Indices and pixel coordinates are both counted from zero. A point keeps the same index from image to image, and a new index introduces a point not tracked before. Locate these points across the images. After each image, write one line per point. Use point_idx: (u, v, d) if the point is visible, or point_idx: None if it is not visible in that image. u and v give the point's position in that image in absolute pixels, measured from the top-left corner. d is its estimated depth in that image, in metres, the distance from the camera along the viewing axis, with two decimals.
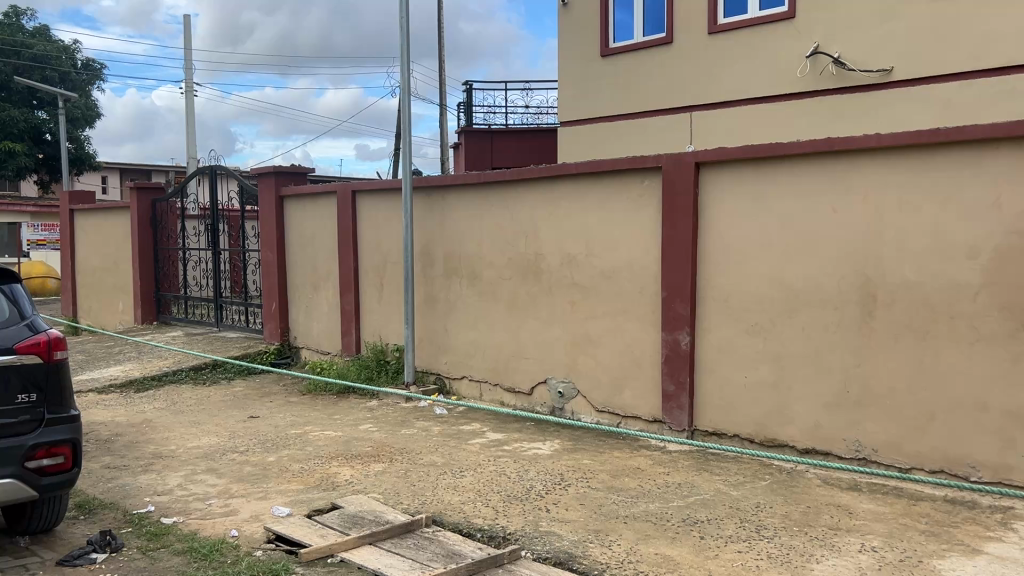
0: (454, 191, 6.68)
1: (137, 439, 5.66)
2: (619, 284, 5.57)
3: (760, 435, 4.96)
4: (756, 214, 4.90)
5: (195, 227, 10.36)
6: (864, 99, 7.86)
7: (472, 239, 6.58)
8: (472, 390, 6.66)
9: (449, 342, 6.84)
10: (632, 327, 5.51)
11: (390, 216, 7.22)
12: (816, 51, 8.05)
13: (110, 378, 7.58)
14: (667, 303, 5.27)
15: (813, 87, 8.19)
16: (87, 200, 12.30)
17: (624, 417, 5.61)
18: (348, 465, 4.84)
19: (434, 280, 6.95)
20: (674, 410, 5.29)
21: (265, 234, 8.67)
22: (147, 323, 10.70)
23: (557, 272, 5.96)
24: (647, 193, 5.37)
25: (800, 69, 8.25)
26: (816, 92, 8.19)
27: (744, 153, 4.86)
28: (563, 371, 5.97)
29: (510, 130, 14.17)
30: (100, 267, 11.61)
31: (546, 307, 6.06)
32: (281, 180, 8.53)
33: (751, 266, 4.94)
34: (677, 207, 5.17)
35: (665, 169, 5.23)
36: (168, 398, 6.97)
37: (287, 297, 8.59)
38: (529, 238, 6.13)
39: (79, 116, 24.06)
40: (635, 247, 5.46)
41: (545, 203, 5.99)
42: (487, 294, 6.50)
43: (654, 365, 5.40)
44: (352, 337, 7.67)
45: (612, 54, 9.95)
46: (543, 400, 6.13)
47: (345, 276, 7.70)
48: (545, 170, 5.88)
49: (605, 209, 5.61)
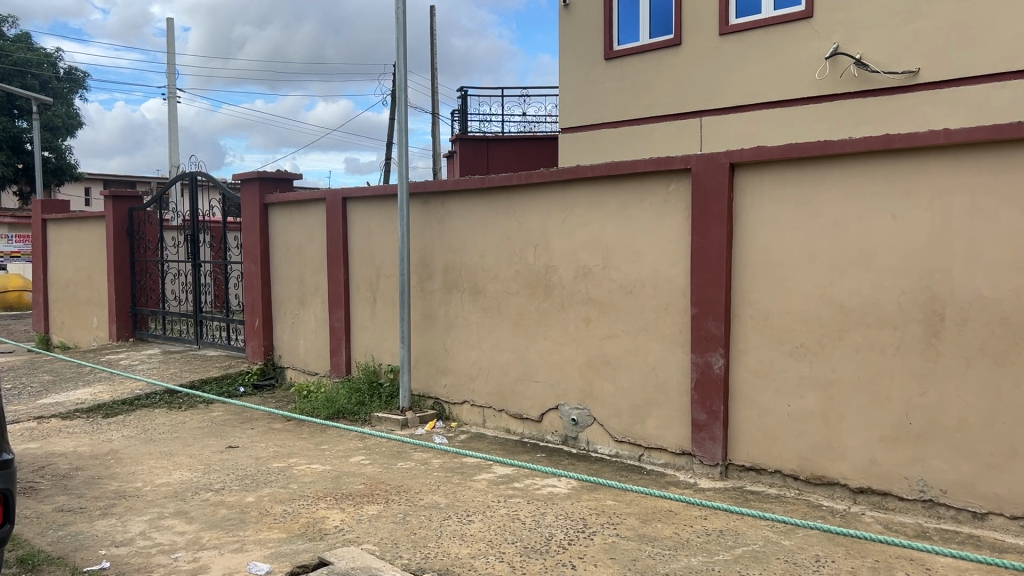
0: (454, 198, 6.10)
1: (99, 474, 5.02)
2: (640, 299, 4.99)
3: (806, 471, 4.38)
4: (801, 221, 4.34)
5: (175, 238, 9.72)
6: (888, 102, 7.33)
7: (474, 250, 6.00)
8: (474, 416, 6.07)
9: (448, 363, 6.24)
10: (657, 349, 4.92)
11: (384, 226, 6.63)
12: (837, 51, 7.51)
13: (77, 402, 6.93)
14: (696, 321, 4.69)
15: (833, 91, 7.65)
16: (62, 210, 11.66)
17: (646, 449, 5.03)
18: (338, 508, 4.23)
19: (432, 295, 6.35)
20: (706, 441, 4.70)
21: (248, 245, 8.05)
22: (122, 340, 10.04)
23: (570, 286, 5.38)
24: (673, 198, 4.80)
25: (819, 71, 7.72)
26: (837, 96, 7.66)
27: (785, 154, 4.32)
28: (576, 396, 5.38)
29: (506, 139, 13.60)
30: (74, 280, 10.96)
31: (558, 325, 5.47)
32: (264, 187, 7.93)
33: (794, 280, 4.38)
34: (709, 213, 4.61)
35: (693, 171, 4.67)
36: (139, 425, 6.33)
37: (271, 313, 7.97)
38: (539, 249, 5.55)
39: (61, 124, 23.32)
40: (659, 258, 4.89)
41: (557, 210, 5.42)
42: (491, 310, 5.91)
43: (682, 391, 4.82)
44: (341, 357, 7.05)
45: (616, 57, 9.42)
46: (554, 428, 5.54)
47: (334, 290, 7.09)
48: (556, 174, 5.32)
49: (625, 217, 5.04)
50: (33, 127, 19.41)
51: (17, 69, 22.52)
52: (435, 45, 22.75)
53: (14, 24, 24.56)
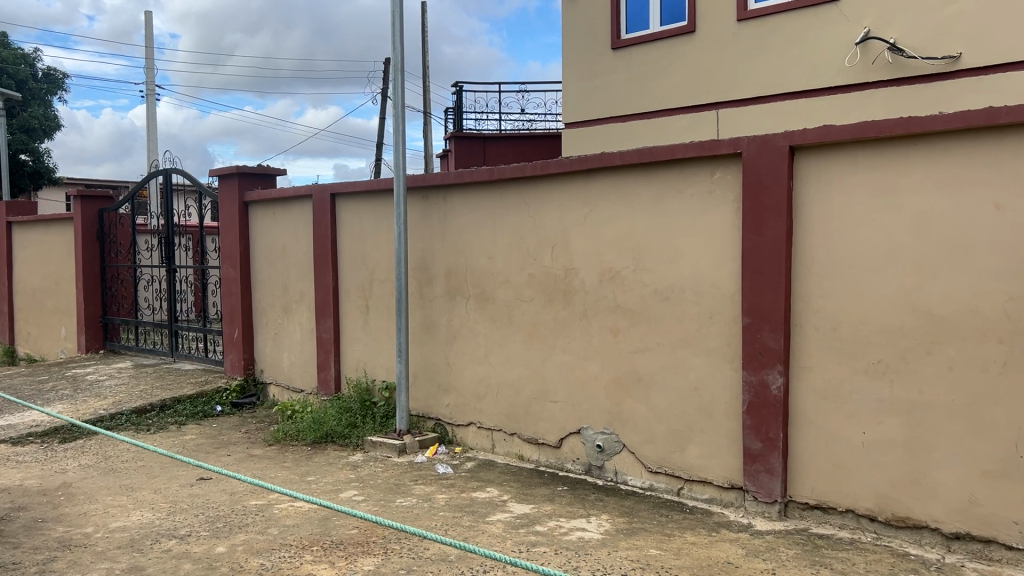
0: (457, 193, 5.38)
1: (44, 516, 4.24)
2: (679, 308, 4.28)
3: (887, 512, 3.66)
4: (878, 214, 3.64)
5: (149, 241, 8.95)
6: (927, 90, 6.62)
7: (481, 252, 5.28)
8: (482, 440, 5.34)
9: (451, 380, 5.51)
10: (699, 365, 4.21)
11: (377, 225, 5.90)
12: (868, 36, 6.81)
13: (31, 424, 6.14)
14: (749, 332, 3.99)
15: (866, 78, 6.95)
16: (29, 212, 10.85)
17: (687, 481, 4.30)
18: (327, 562, 3.49)
19: (433, 303, 5.62)
20: (761, 474, 3.99)
21: (226, 248, 7.30)
22: (92, 352, 9.26)
23: (594, 292, 4.66)
24: (719, 189, 4.10)
25: (849, 57, 7.01)
26: (868, 84, 6.96)
27: (859, 133, 3.63)
28: (602, 419, 4.66)
29: (503, 136, 12.86)
30: (42, 288, 10.15)
31: (580, 336, 4.75)
32: (244, 184, 7.18)
33: (871, 283, 3.67)
34: (764, 205, 3.91)
35: (744, 156, 3.98)
36: (100, 452, 5.56)
37: (251, 322, 7.22)
38: (557, 250, 4.84)
39: (36, 126, 22.44)
40: (702, 259, 4.18)
41: (578, 205, 4.71)
42: (501, 319, 5.19)
43: (731, 414, 4.10)
44: (330, 372, 6.31)
45: (624, 46, 8.72)
46: (575, 455, 4.81)
47: (322, 297, 6.35)
48: (578, 163, 4.61)
49: (660, 212, 4.33)
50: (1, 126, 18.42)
51: None
52: (425, 44, 22.09)
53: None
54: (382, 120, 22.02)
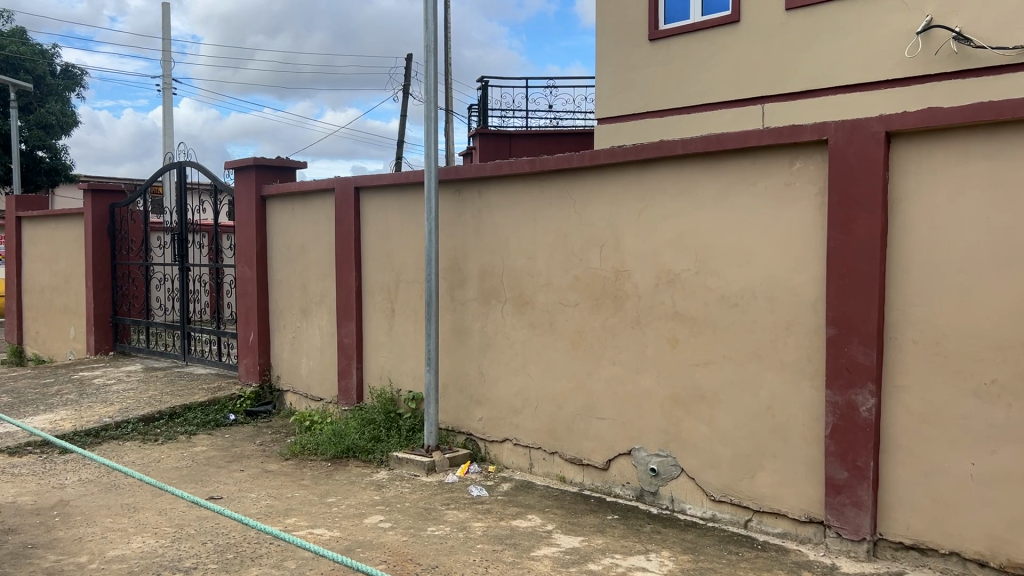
0: (494, 186, 4.91)
1: (35, 541, 3.80)
2: (749, 316, 3.78)
3: (999, 557, 3.13)
4: (993, 210, 3.12)
5: (161, 237, 8.55)
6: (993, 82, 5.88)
7: (520, 251, 4.79)
8: (518, 459, 4.86)
9: (485, 392, 5.03)
10: (773, 381, 3.71)
11: (405, 222, 5.44)
12: (930, 25, 6.09)
13: (31, 432, 5.72)
14: (834, 345, 3.49)
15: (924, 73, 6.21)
16: (39, 207, 10.49)
17: (757, 513, 3.80)
18: None
19: (465, 307, 5.15)
20: (845, 507, 3.48)
21: (243, 245, 6.86)
22: (101, 354, 8.87)
23: (648, 298, 4.17)
24: (799, 182, 3.61)
25: (908, 48, 6.28)
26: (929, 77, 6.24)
27: (973, 117, 3.11)
28: (657, 440, 4.16)
29: (530, 133, 12.34)
30: (52, 286, 9.76)
31: (631, 347, 4.25)
32: (262, 177, 6.73)
33: (983, 291, 3.15)
34: (855, 200, 3.41)
35: (830, 144, 3.49)
36: (102, 465, 5.13)
37: (268, 325, 6.77)
38: (606, 250, 4.34)
39: (54, 122, 22.15)
40: (778, 262, 3.68)
41: (631, 200, 4.22)
42: (541, 326, 4.70)
43: (811, 439, 3.60)
44: (351, 381, 5.85)
45: (662, 37, 8.04)
46: (624, 479, 4.32)
47: (344, 299, 5.89)
48: (633, 153, 4.13)
49: (729, 208, 3.83)
50: (15, 122, 18.11)
51: (9, 64, 21.43)
52: (448, 41, 21.67)
53: (10, 18, 23.37)
54: (404, 122, 21.59)
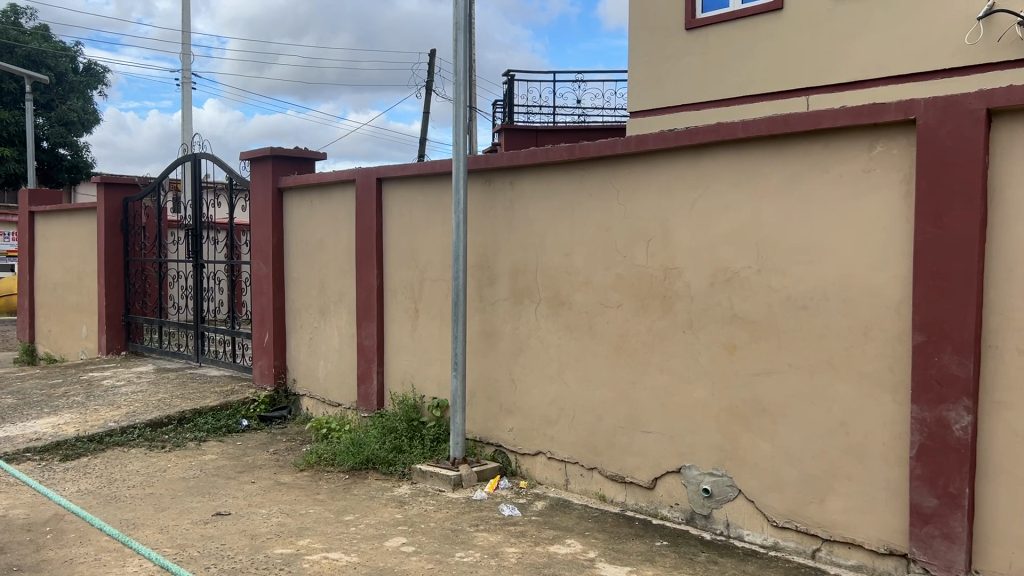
0: (529, 176, 4.51)
1: (21, 564, 3.43)
2: (820, 319, 3.35)
3: None
4: None
5: (176, 233, 8.23)
6: None
7: (557, 247, 4.38)
8: (553, 474, 4.45)
9: (516, 401, 4.63)
10: (847, 395, 3.28)
11: (430, 215, 5.05)
12: (993, 9, 5.37)
13: (31, 437, 5.37)
14: (922, 354, 3.04)
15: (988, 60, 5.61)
16: (53, 202, 10.23)
17: (828, 543, 3.36)
18: None
19: (495, 308, 4.74)
20: (935, 539, 3.02)
21: (258, 241, 6.49)
22: (113, 354, 8.55)
23: (701, 299, 3.74)
24: (880, 168, 3.17)
25: (969, 34, 5.56)
26: (992, 67, 5.55)
27: None
28: (711, 457, 3.74)
29: (557, 129, 11.88)
30: (64, 283, 9.46)
31: (682, 353, 3.82)
32: (279, 168, 6.36)
33: None
34: (948, 188, 2.97)
35: (918, 124, 3.05)
36: (104, 475, 4.77)
37: (284, 326, 6.41)
38: (654, 246, 3.92)
39: (76, 119, 22.01)
40: (854, 259, 3.25)
41: (683, 190, 3.80)
42: (579, 329, 4.29)
43: (892, 460, 3.16)
44: (371, 386, 5.46)
45: (698, 27, 7.22)
46: (672, 500, 3.90)
47: (364, 298, 5.50)
48: (685, 137, 3.72)
49: (797, 198, 3.41)
50: (33, 118, 17.89)
51: (31, 60, 21.33)
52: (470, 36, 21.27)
53: (33, 14, 23.30)
54: (428, 122, 21.21)
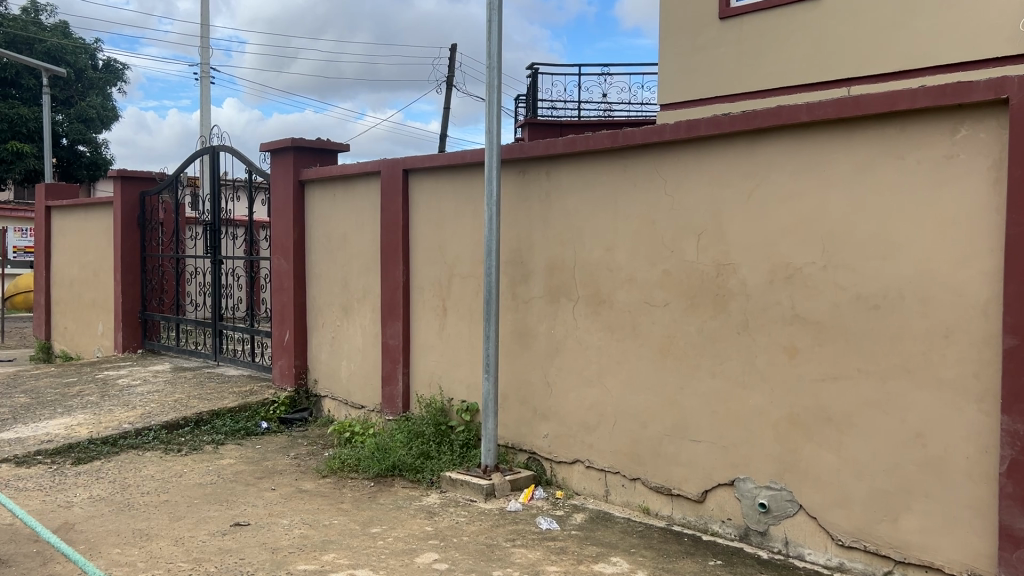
0: (567, 166, 4.23)
1: None
2: (894, 320, 3.05)
3: None
4: None
5: (194, 229, 8.02)
6: None
7: (596, 242, 4.10)
8: (591, 484, 4.18)
9: (551, 405, 4.36)
10: (925, 403, 2.98)
11: (460, 208, 4.78)
12: None
13: (44, 439, 5.16)
14: (1015, 359, 2.73)
15: None
16: (70, 196, 10.07)
17: (901, 565, 3.07)
18: None
19: (530, 307, 4.47)
20: None
21: (279, 235, 6.25)
22: (130, 352, 8.36)
23: (759, 297, 3.45)
24: (964, 154, 2.87)
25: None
26: None
27: None
28: (768, 470, 3.45)
29: (582, 124, 11.55)
30: (81, 279, 9.28)
31: (736, 356, 3.54)
32: (300, 159, 6.11)
33: None
34: None
35: (1011, 105, 2.73)
36: (118, 480, 4.54)
37: (305, 324, 6.16)
38: (705, 240, 3.63)
39: (95, 116, 21.91)
40: (934, 254, 2.95)
41: (739, 179, 3.51)
42: (621, 329, 4.01)
43: (977, 475, 2.85)
44: (397, 388, 5.21)
45: (733, 15, 6.56)
46: (724, 515, 3.62)
47: (390, 295, 5.25)
48: (741, 122, 3.44)
49: (869, 187, 3.11)
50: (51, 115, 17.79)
51: (49, 56, 21.25)
52: None
53: (53, 11, 23.27)
54: (448, 118, 20.95)
